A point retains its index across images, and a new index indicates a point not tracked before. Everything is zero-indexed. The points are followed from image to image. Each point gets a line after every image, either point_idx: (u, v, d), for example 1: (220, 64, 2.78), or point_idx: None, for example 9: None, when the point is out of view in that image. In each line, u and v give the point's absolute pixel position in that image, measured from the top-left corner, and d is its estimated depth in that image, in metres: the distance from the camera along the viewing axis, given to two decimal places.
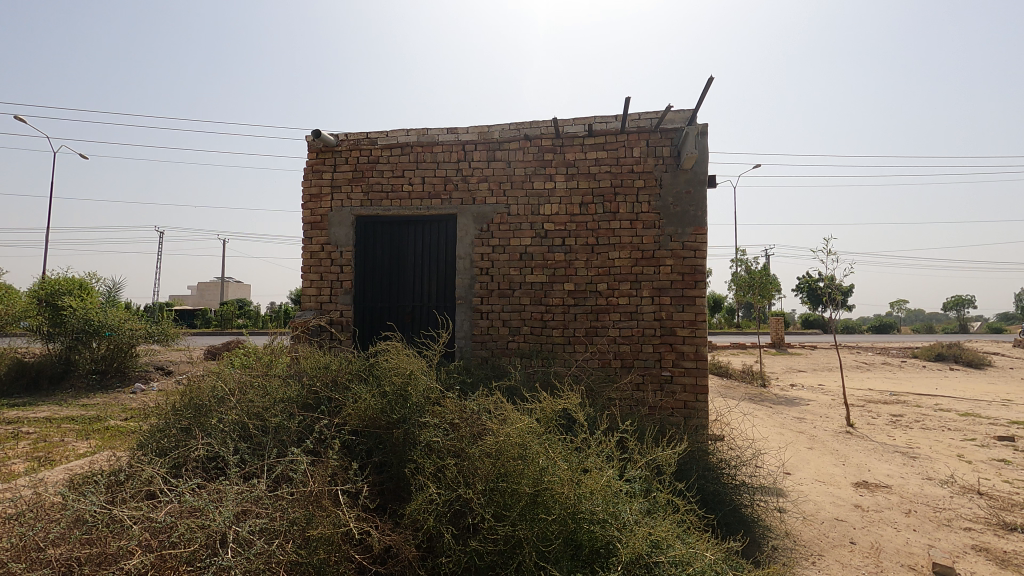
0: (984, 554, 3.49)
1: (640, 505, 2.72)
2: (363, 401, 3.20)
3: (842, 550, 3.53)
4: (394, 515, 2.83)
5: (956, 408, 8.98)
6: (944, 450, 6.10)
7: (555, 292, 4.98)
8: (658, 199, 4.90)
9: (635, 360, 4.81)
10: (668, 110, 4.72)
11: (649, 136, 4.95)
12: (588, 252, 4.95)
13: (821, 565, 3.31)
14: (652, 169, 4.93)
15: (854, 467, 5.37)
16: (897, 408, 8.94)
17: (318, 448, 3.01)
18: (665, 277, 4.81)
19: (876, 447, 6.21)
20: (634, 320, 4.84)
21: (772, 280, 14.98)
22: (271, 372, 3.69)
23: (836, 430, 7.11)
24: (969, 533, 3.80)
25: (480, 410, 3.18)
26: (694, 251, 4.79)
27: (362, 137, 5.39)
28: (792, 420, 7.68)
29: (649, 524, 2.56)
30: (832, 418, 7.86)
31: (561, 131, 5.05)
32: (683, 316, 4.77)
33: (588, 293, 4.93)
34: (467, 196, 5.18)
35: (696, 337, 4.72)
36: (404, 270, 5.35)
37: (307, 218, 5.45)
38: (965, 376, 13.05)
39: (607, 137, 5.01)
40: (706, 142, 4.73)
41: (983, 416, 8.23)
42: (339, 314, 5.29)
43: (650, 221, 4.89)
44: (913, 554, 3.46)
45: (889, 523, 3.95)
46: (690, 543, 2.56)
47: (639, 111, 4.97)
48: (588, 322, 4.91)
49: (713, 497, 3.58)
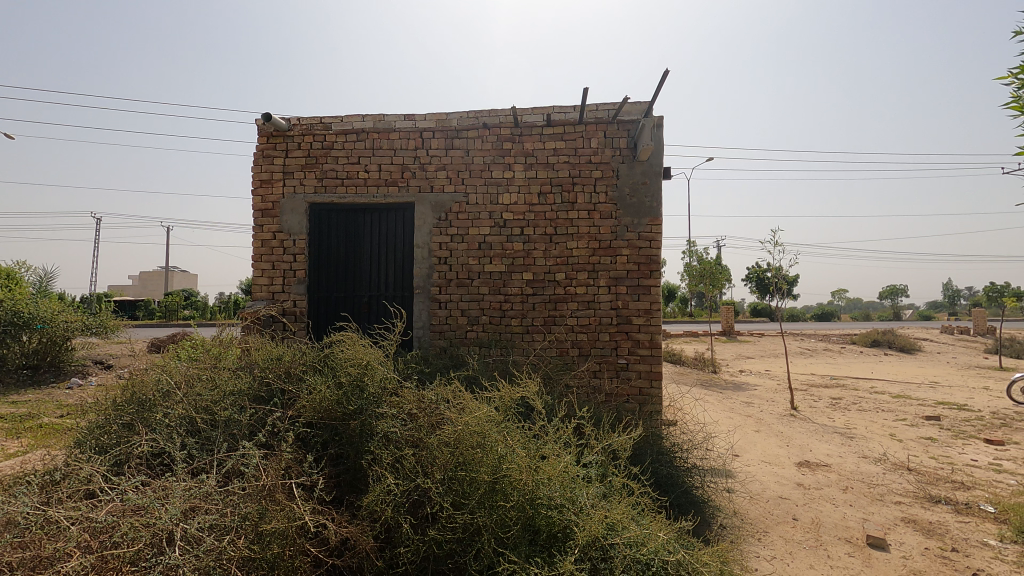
0: (912, 525, 3.75)
1: (597, 489, 2.78)
2: (318, 392, 3.13)
3: (785, 526, 3.72)
4: (351, 507, 2.80)
5: (890, 390, 9.56)
6: (878, 430, 6.50)
7: (514, 282, 4.99)
8: (615, 190, 4.97)
9: (592, 348, 4.89)
10: (625, 101, 4.78)
11: (606, 127, 5.00)
12: (546, 241, 4.99)
13: (766, 541, 3.47)
14: (609, 160, 4.99)
15: (797, 448, 5.65)
16: (836, 391, 9.45)
17: (271, 441, 2.94)
18: (622, 267, 4.90)
19: (818, 429, 6.53)
20: (591, 309, 4.91)
21: (723, 271, 15.50)
22: (220, 364, 3.56)
23: (781, 413, 7.46)
24: (899, 506, 4.08)
25: (438, 399, 3.16)
26: (650, 242, 4.90)
27: (315, 123, 5.23)
28: (740, 404, 8.00)
29: (605, 507, 2.62)
30: (778, 403, 8.21)
31: (520, 121, 5.03)
32: (639, 306, 4.87)
33: (546, 283, 4.97)
34: (425, 184, 5.11)
35: (651, 326, 4.84)
36: (360, 259, 5.25)
37: (257, 206, 5.25)
38: (897, 361, 13.91)
39: (565, 127, 5.03)
40: (661, 134, 4.83)
41: (914, 398, 8.79)
42: (292, 304, 5.15)
43: (607, 212, 4.96)
44: (849, 527, 3.68)
45: (828, 499, 4.19)
46: (644, 524, 2.63)
47: (597, 103, 5.01)
48: (546, 311, 4.95)
49: (666, 480, 3.70)
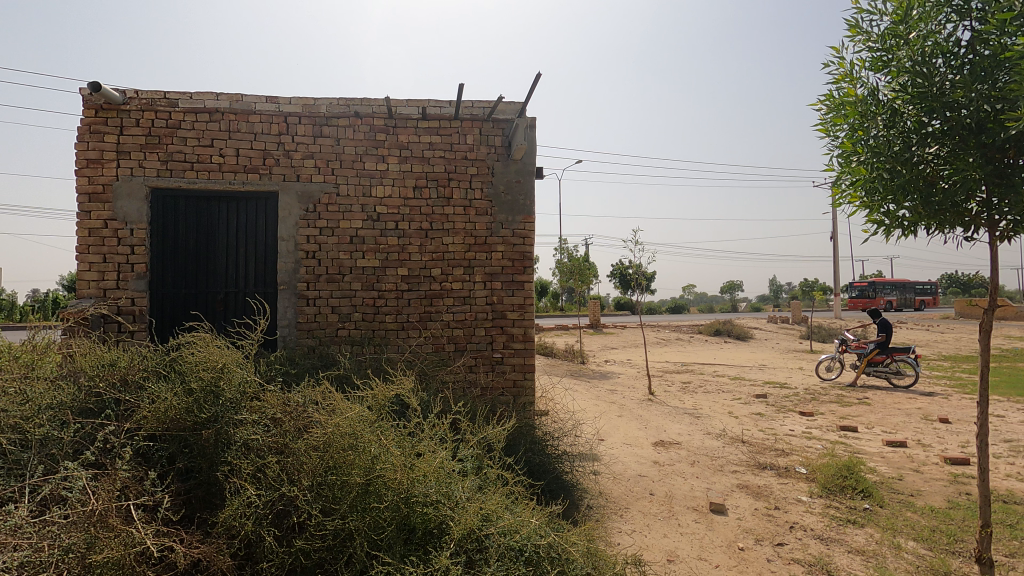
0: (745, 490, 4.30)
1: (473, 482, 2.82)
2: (164, 399, 2.79)
3: (644, 501, 4.06)
4: (204, 524, 2.54)
5: (728, 373, 10.88)
6: (720, 409, 7.36)
7: (388, 277, 4.86)
8: (490, 186, 5.05)
9: (468, 343, 4.93)
10: (499, 100, 4.87)
11: (482, 124, 5.06)
12: (422, 236, 4.92)
13: (627, 516, 3.76)
14: (484, 157, 5.05)
15: (653, 429, 6.21)
16: (686, 376, 10.54)
17: (102, 459, 2.56)
18: (497, 263, 4.99)
19: (671, 411, 7.23)
20: (467, 304, 4.95)
21: (590, 267, 16.50)
22: (32, 373, 3.02)
23: (640, 398, 8.14)
24: (735, 474, 4.65)
25: (306, 401, 2.97)
26: (523, 239, 5.05)
27: (157, 98, 4.63)
28: (605, 392, 8.59)
29: (480, 499, 2.66)
30: (638, 389, 8.95)
31: (393, 112, 4.90)
32: (513, 301, 5.01)
33: (421, 279, 4.90)
34: (290, 172, 4.77)
35: (525, 320, 5.00)
36: (215, 252, 4.77)
37: (83, 188, 4.53)
38: (734, 347, 15.88)
39: (441, 122, 5.00)
40: (533, 134, 5.00)
41: (747, 379, 10.09)
42: (130, 302, 4.53)
43: (482, 209, 5.02)
44: (696, 497, 4.13)
45: (679, 473, 4.65)
46: (517, 512, 2.71)
47: (472, 99, 5.04)
48: (422, 307, 4.89)
49: (538, 468, 3.85)
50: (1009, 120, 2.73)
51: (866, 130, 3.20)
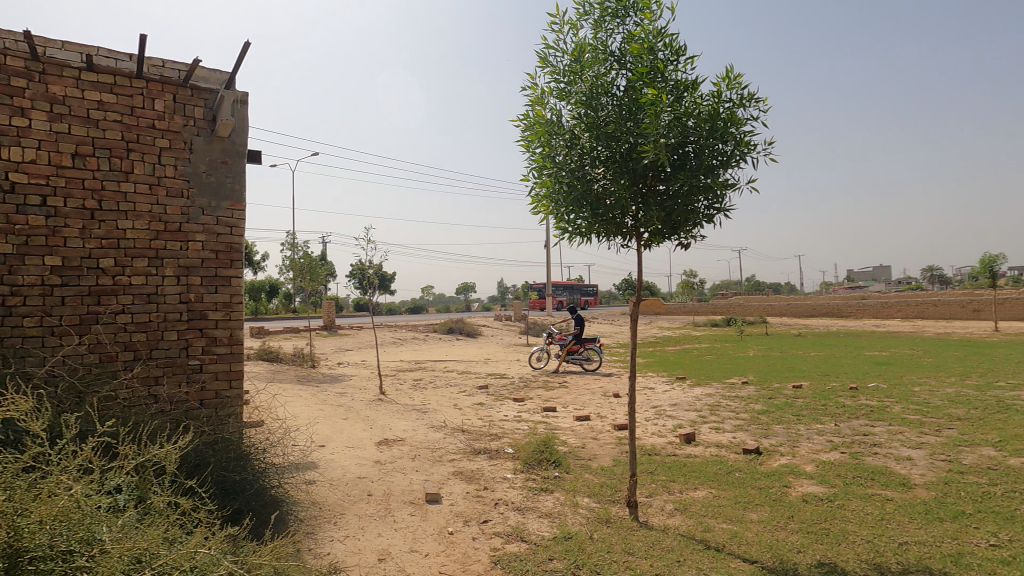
0: (459, 476, 4.56)
1: (129, 519, 2.31)
2: None
3: (360, 503, 3.95)
4: None
5: (457, 368, 11.59)
6: (445, 402, 7.74)
7: (28, 268, 3.70)
8: (188, 165, 4.31)
9: (152, 350, 4.09)
10: (200, 66, 4.20)
11: (176, 91, 4.29)
12: (84, 218, 3.89)
13: (341, 522, 3.60)
14: (179, 130, 4.29)
15: (379, 428, 6.15)
16: (418, 373, 10.83)
17: None
18: (195, 256, 4.26)
19: (399, 408, 7.30)
20: (151, 303, 4.10)
21: (325, 265, 15.69)
22: None
23: (370, 398, 8.02)
24: (452, 463, 4.90)
25: None
26: (230, 229, 4.46)
27: None
28: (334, 395, 8.22)
29: (134, 538, 2.18)
30: (369, 389, 8.81)
31: (40, 53, 3.77)
32: (215, 299, 4.36)
33: (83, 271, 3.87)
34: None
35: (231, 321, 4.41)
36: None
37: None
38: (465, 344, 17.05)
39: (116, 78, 4.05)
40: (243, 112, 4.47)
41: (473, 373, 10.90)
42: None
43: (176, 190, 4.24)
44: (413, 490, 4.20)
45: (399, 470, 4.68)
46: (191, 545, 2.30)
47: (163, 59, 4.24)
48: (82, 307, 3.86)
49: (234, 487, 3.36)
50: (644, 151, 3.47)
51: (552, 149, 3.69)
